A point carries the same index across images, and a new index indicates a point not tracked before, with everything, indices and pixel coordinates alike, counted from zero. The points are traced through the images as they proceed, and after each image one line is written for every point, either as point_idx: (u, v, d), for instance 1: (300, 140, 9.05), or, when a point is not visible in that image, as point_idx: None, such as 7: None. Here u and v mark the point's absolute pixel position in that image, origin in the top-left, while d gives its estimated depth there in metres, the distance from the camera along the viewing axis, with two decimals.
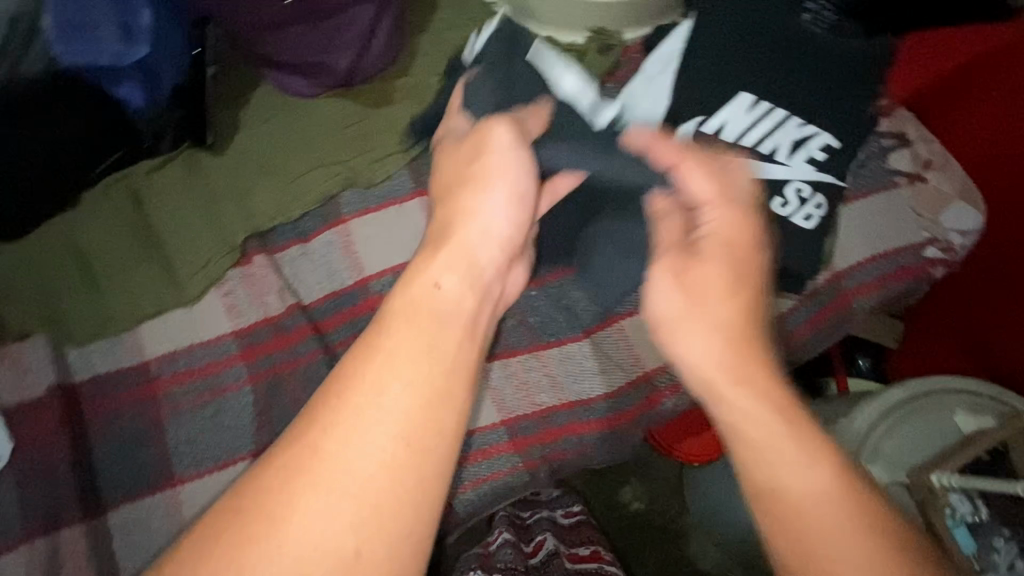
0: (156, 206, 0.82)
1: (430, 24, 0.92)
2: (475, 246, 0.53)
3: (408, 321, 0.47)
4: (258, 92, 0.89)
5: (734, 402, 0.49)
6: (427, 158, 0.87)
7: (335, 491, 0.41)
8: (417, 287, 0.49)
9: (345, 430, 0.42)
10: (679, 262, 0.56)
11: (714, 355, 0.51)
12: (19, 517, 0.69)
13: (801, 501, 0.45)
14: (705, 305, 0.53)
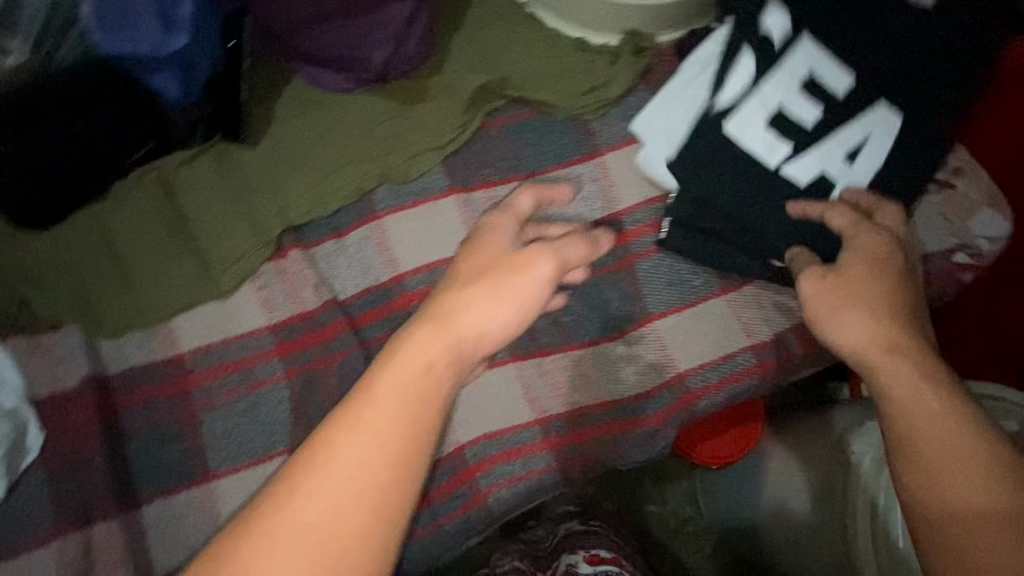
0: (188, 198, 0.82)
1: (464, 20, 0.91)
2: (469, 325, 0.61)
3: (387, 397, 0.55)
4: (290, 86, 0.88)
5: (890, 390, 0.63)
6: (462, 155, 0.86)
7: (289, 551, 0.49)
8: (398, 363, 0.57)
9: (356, 462, 0.52)
10: (822, 272, 0.71)
11: (873, 343, 0.66)
12: (51, 511, 0.68)
13: (957, 465, 0.58)
14: (859, 310, 0.68)
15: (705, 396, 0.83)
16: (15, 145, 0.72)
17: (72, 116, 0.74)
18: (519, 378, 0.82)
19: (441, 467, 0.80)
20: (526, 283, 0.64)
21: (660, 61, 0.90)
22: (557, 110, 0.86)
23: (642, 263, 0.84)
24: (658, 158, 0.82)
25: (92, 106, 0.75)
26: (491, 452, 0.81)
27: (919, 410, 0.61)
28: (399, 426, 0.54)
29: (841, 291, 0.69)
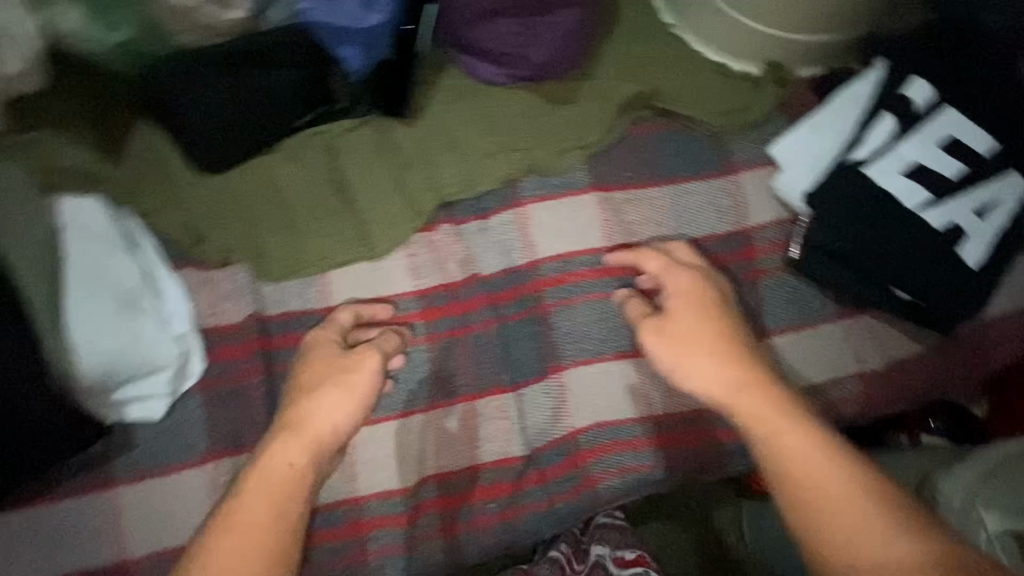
0: (349, 163, 0.87)
1: (616, 32, 0.95)
2: (367, 397, 0.69)
3: (299, 444, 0.64)
4: (449, 72, 0.92)
5: (776, 441, 0.63)
6: (605, 155, 0.90)
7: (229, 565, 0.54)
8: (315, 428, 0.66)
9: (238, 531, 0.57)
10: (656, 322, 0.76)
11: (719, 377, 0.69)
12: (206, 435, 0.72)
13: (824, 496, 0.58)
14: (732, 358, 0.70)
15: (811, 416, 0.87)
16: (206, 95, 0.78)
17: (259, 76, 0.79)
18: (638, 375, 0.84)
19: (555, 448, 0.83)
20: (368, 377, 0.69)
21: (798, 93, 0.94)
22: (699, 126, 0.91)
23: (767, 281, 0.88)
24: (797, 184, 0.86)
25: (278, 69, 0.80)
26: (601, 441, 0.83)
27: (813, 462, 0.60)
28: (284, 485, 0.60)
29: (680, 345, 0.72)
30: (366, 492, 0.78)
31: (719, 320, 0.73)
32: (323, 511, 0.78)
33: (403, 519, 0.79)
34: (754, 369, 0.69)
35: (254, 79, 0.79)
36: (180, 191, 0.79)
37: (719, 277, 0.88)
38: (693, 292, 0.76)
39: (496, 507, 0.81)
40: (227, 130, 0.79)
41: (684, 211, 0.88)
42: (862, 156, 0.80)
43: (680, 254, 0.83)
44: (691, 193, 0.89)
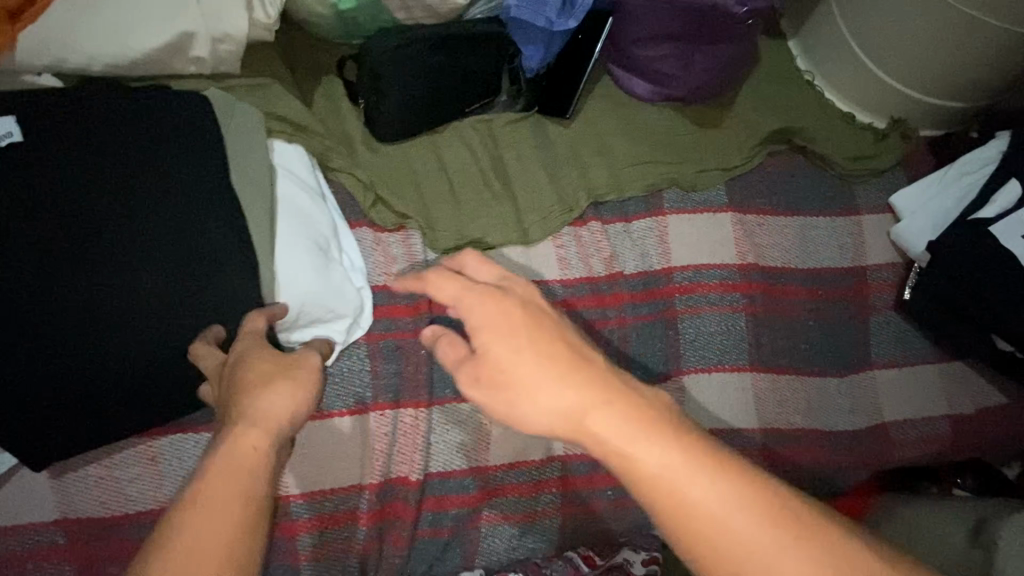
0: (509, 151, 0.92)
1: (758, 69, 1.03)
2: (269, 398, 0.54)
3: (247, 437, 0.51)
4: (605, 82, 0.99)
5: (649, 491, 0.46)
6: (741, 180, 0.97)
7: None
8: (245, 431, 0.51)
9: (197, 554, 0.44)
10: (472, 371, 0.51)
11: (579, 408, 0.48)
12: (370, 386, 0.76)
13: (748, 556, 0.43)
14: (558, 380, 0.49)
15: (901, 448, 0.94)
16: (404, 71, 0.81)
17: (454, 60, 0.84)
18: (750, 387, 0.92)
19: None
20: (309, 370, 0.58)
21: (915, 150, 1.03)
22: (829, 166, 0.98)
23: (876, 317, 0.95)
24: (917, 232, 0.93)
25: (469, 56, 0.85)
26: None
27: (721, 507, 0.44)
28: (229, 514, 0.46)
29: (501, 387, 0.50)
30: (493, 463, 0.82)
31: (573, 365, 0.49)
32: (449, 476, 0.80)
33: (525, 487, 0.84)
34: (615, 427, 0.47)
35: (448, 62, 0.84)
36: (358, 153, 0.83)
37: (836, 308, 0.94)
38: (527, 334, 0.50)
39: (610, 496, 0.87)
40: (414, 106, 0.84)
41: (809, 241, 0.95)
42: (986, 215, 0.88)
43: (520, 286, 0.55)
44: (816, 227, 0.96)
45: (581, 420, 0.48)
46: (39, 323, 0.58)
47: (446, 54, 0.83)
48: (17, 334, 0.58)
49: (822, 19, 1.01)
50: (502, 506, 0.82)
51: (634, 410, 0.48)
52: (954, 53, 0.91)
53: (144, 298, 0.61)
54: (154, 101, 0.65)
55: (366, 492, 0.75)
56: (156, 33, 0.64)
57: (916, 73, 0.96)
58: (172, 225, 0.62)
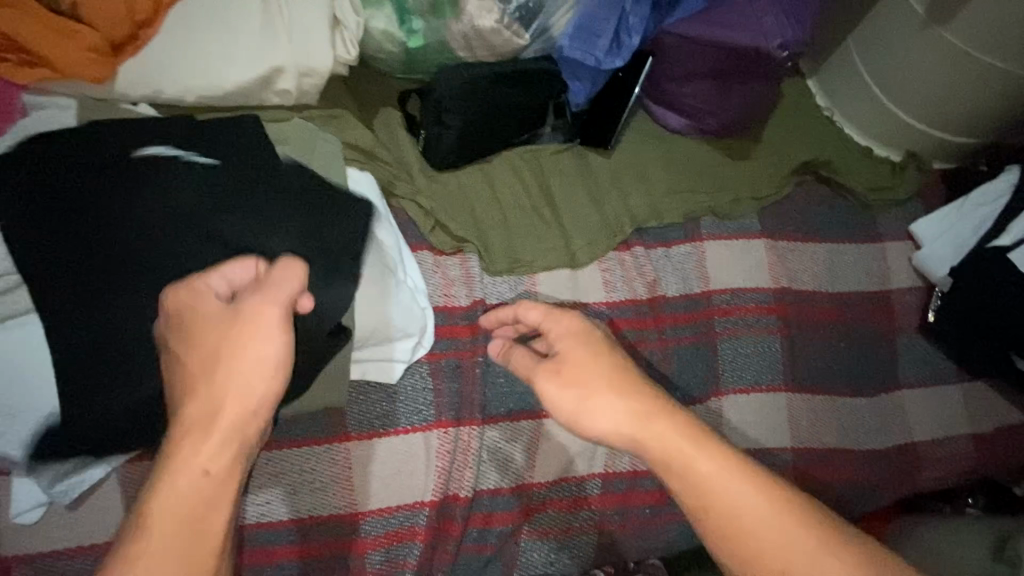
0: (555, 180, 0.97)
1: (782, 105, 1.10)
2: (241, 375, 0.50)
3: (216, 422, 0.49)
4: (642, 116, 1.05)
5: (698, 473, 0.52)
6: (771, 209, 1.02)
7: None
8: (220, 412, 0.49)
9: (159, 554, 0.45)
10: (552, 366, 0.59)
11: (640, 408, 0.54)
12: (431, 405, 0.77)
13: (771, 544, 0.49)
14: (614, 399, 0.55)
15: (930, 466, 0.98)
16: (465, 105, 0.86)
17: (511, 96, 0.89)
18: (787, 408, 0.95)
19: None
20: (254, 346, 0.51)
21: (929, 181, 1.09)
22: (851, 196, 1.04)
23: (902, 340, 1.00)
24: (938, 259, 0.98)
25: (524, 92, 0.90)
26: None
27: (762, 503, 0.50)
28: (198, 513, 0.47)
29: (574, 383, 0.57)
30: (536, 480, 0.81)
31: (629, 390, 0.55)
32: (496, 494, 0.79)
33: (567, 503, 0.82)
34: (673, 443, 0.53)
35: (506, 98, 0.88)
36: (417, 180, 0.87)
37: (863, 330, 0.99)
38: (596, 358, 0.58)
39: (651, 512, 0.85)
40: (470, 138, 0.88)
41: (837, 267, 1.00)
42: (1006, 243, 0.93)
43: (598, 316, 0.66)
44: (843, 252, 1.01)
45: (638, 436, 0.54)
46: (135, 341, 0.60)
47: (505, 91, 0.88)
48: (123, 362, 0.60)
49: (840, 61, 1.09)
50: (547, 523, 0.81)
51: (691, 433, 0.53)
52: (966, 93, 0.98)
53: None
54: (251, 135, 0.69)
55: (426, 509, 0.76)
56: (248, 68, 0.68)
57: (930, 111, 1.03)
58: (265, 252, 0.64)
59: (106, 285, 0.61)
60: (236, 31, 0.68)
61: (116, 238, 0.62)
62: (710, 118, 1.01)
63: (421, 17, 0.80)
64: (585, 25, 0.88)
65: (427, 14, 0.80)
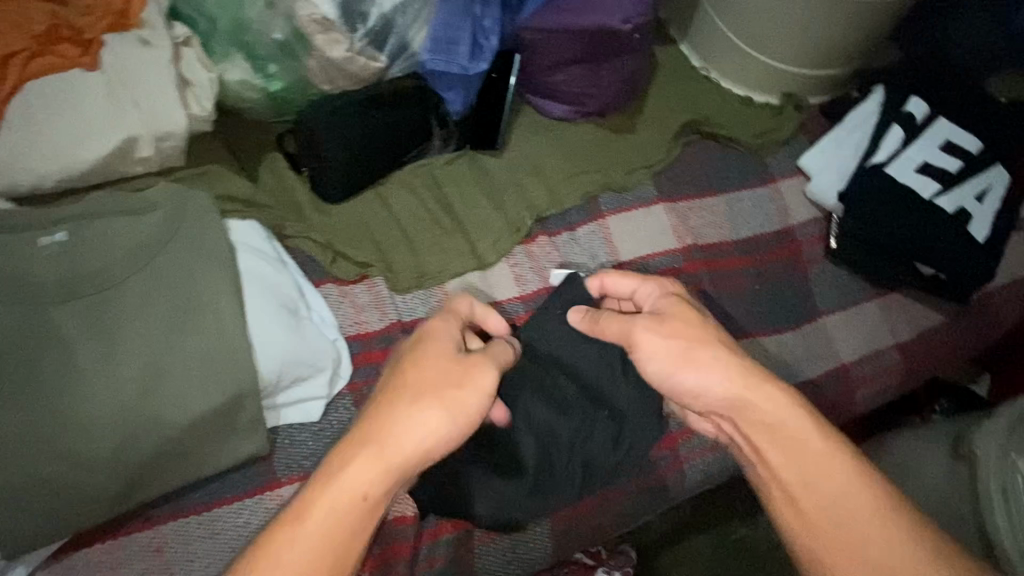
0: (451, 189, 0.98)
1: (658, 75, 1.14)
2: (447, 411, 0.58)
3: (395, 449, 0.56)
4: (525, 111, 1.07)
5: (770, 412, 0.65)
6: (665, 174, 1.06)
7: (308, 540, 0.54)
8: (411, 439, 0.57)
9: (320, 531, 0.54)
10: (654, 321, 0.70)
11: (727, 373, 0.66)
12: None
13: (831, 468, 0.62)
14: (727, 379, 0.66)
15: (865, 383, 1.01)
16: (340, 135, 0.87)
17: (384, 117, 0.91)
18: None
19: None
20: (467, 393, 0.59)
21: (810, 117, 1.14)
22: (738, 146, 1.09)
23: (813, 270, 1.03)
24: (828, 186, 1.02)
25: (397, 110, 0.92)
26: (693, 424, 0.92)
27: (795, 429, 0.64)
28: (352, 516, 0.55)
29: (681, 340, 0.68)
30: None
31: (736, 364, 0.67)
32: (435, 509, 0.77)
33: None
34: (776, 414, 0.65)
35: (380, 119, 0.90)
36: (311, 218, 0.88)
37: (774, 269, 1.02)
38: (693, 343, 0.68)
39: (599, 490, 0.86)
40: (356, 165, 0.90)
41: (737, 215, 1.04)
42: (881, 159, 0.99)
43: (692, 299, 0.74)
44: (741, 199, 1.05)
45: (741, 408, 0.66)
46: (52, 419, 0.62)
47: (378, 113, 0.90)
48: (42, 443, 0.61)
49: (704, 21, 1.13)
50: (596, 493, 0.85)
51: (791, 402, 0.65)
52: (821, 28, 1.03)
53: (162, 390, 0.65)
54: (131, 204, 0.71)
55: (364, 536, 0.76)
56: (102, 141, 0.69)
57: (794, 52, 1.08)
58: (167, 316, 0.68)
59: (12, 370, 0.62)
60: (82, 108, 0.69)
61: (18, 323, 0.64)
62: (589, 100, 1.04)
63: (275, 61, 0.81)
64: (440, 35, 0.89)
65: (279, 56, 0.81)
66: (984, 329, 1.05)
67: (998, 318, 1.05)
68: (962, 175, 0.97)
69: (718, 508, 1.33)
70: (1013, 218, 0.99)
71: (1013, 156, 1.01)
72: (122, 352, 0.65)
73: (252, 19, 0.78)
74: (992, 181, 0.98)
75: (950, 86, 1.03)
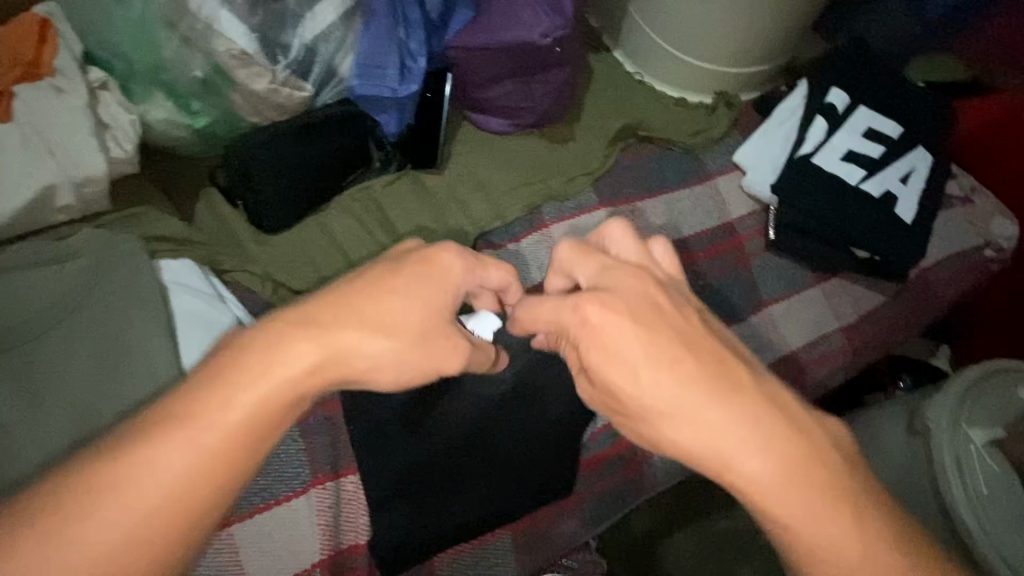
0: (392, 210, 0.98)
1: (593, 83, 1.16)
2: (388, 324, 0.50)
3: (321, 353, 0.48)
4: (464, 127, 1.08)
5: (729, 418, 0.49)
6: (605, 178, 1.08)
7: (187, 456, 0.43)
8: (341, 345, 0.48)
9: (200, 446, 0.43)
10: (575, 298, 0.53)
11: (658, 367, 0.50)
12: (306, 464, 0.77)
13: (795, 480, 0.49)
14: (692, 413, 0.49)
15: (817, 368, 1.02)
16: (273, 165, 0.87)
17: (318, 143, 0.90)
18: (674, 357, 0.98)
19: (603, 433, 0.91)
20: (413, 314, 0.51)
21: (744, 112, 1.17)
22: (675, 146, 1.11)
23: (756, 261, 1.05)
24: (762, 178, 1.06)
25: (331, 135, 0.92)
26: None
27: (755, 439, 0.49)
28: (243, 428, 0.44)
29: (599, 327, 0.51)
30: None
31: (716, 392, 0.49)
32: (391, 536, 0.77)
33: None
34: (742, 428, 0.49)
35: (313, 145, 0.90)
36: (249, 251, 0.88)
37: (717, 263, 1.04)
38: (660, 352, 0.50)
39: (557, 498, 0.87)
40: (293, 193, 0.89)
41: (678, 214, 1.06)
42: (808, 149, 1.02)
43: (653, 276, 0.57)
44: (680, 198, 1.07)
45: (719, 444, 0.48)
46: None
47: (310, 140, 0.89)
48: None
49: (632, 28, 1.16)
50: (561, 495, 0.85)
51: (743, 426, 0.49)
52: (741, 27, 1.07)
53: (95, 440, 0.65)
54: (63, 253, 0.72)
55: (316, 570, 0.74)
56: (18, 194, 0.69)
57: (721, 52, 1.11)
58: (97, 364, 0.67)
59: None
60: None
61: None
62: (525, 112, 1.05)
63: (198, 97, 0.82)
64: (366, 60, 0.88)
65: (201, 92, 0.81)
66: (926, 305, 1.08)
67: (938, 293, 1.08)
68: (884, 161, 1.02)
69: (694, 503, 1.33)
70: (936, 197, 1.03)
71: (931, 139, 1.06)
72: (53, 404, 0.65)
73: (170, 58, 0.78)
74: (912, 163, 1.03)
75: (868, 76, 1.08)
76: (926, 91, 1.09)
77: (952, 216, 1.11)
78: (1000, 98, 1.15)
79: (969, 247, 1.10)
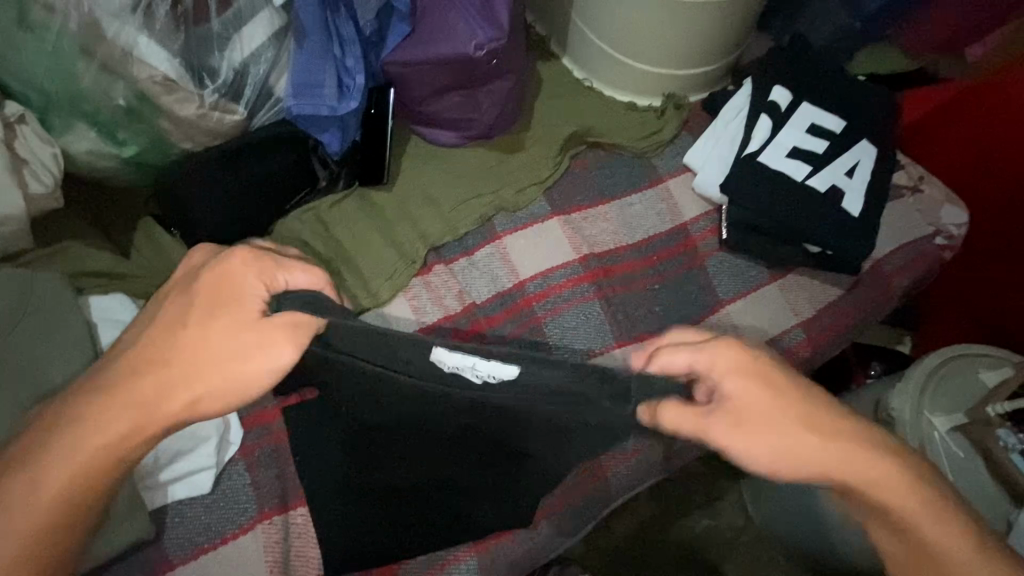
0: (339, 230, 0.97)
1: (541, 91, 1.15)
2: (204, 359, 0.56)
3: (153, 382, 0.56)
4: (412, 141, 1.07)
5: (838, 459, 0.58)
6: (557, 187, 1.07)
7: (61, 469, 0.54)
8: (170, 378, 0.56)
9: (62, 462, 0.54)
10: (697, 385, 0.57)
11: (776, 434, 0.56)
12: (253, 498, 0.75)
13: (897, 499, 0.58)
14: (797, 433, 0.57)
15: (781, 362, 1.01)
16: (207, 191, 0.85)
17: (253, 164, 0.88)
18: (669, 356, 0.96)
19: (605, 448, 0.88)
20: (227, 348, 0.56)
21: (693, 113, 1.18)
22: (625, 151, 1.11)
23: (710, 261, 1.05)
24: (712, 179, 1.06)
25: (268, 156, 0.89)
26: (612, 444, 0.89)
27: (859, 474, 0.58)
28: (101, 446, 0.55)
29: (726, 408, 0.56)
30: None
31: (814, 418, 0.58)
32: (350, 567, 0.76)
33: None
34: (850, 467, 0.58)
35: (249, 169, 0.87)
36: None
37: (671, 267, 1.04)
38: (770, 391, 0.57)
39: None
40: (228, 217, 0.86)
41: (630, 219, 1.06)
42: (754, 148, 1.02)
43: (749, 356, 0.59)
44: (632, 203, 1.07)
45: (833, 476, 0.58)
46: None
47: (246, 162, 0.87)
48: None
49: (577, 35, 1.16)
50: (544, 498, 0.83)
51: (847, 442, 0.58)
52: (683, 30, 1.07)
53: None
54: None
55: None
56: None
57: (664, 56, 1.11)
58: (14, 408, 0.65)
59: None
60: None
61: None
62: (471, 125, 1.04)
63: (124, 126, 0.80)
64: (300, 78, 0.86)
65: (127, 121, 0.80)
66: (883, 296, 1.08)
67: (895, 284, 1.08)
68: (829, 156, 1.03)
69: (674, 506, 1.32)
70: (883, 189, 1.04)
71: (874, 132, 1.07)
72: None
73: (90, 87, 0.77)
74: (857, 157, 1.04)
75: (809, 73, 1.09)
76: (867, 84, 1.10)
77: (901, 206, 1.12)
78: (943, 88, 1.17)
79: (921, 236, 1.11)
